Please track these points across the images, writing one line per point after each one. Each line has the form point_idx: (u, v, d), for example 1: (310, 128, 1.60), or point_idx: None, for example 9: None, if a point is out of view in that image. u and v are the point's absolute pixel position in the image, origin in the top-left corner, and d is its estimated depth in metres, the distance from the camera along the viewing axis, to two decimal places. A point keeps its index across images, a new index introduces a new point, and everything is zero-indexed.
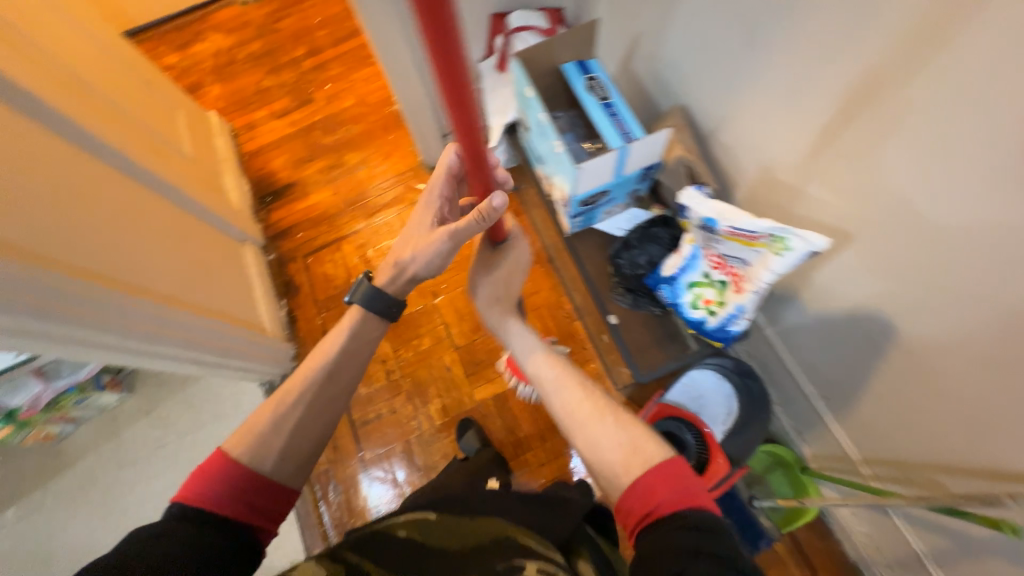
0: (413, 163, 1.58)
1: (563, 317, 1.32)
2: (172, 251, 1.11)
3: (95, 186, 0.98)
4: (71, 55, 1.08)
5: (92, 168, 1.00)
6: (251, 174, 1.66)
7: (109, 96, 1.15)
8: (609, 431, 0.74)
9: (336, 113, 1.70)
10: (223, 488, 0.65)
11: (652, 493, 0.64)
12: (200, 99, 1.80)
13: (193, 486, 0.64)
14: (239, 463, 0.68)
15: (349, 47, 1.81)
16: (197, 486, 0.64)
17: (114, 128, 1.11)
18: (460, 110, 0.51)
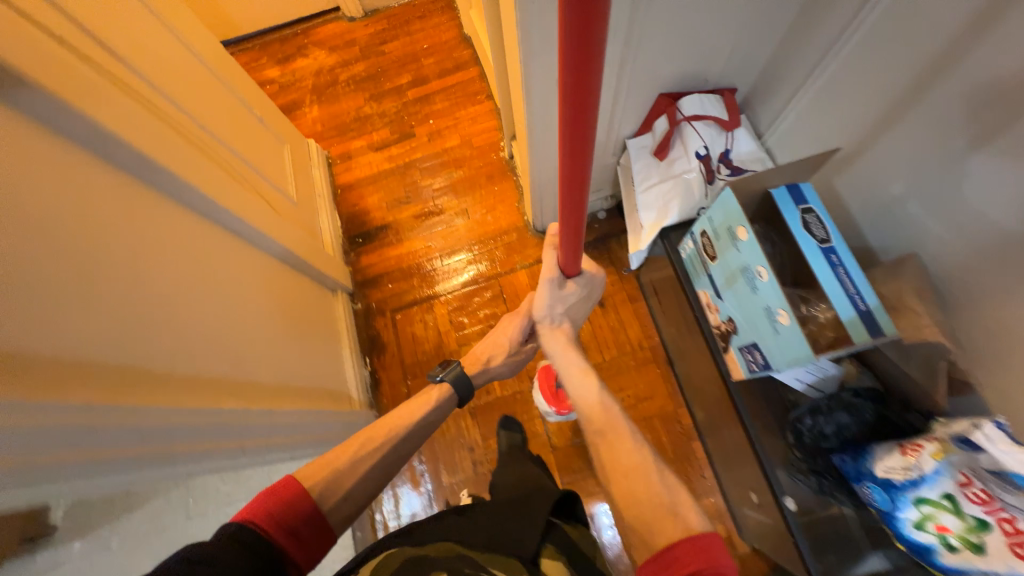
0: (518, 222, 1.45)
1: (676, 431, 1.17)
2: (278, 324, 0.99)
3: (216, 255, 0.86)
4: (197, 97, 0.99)
5: (215, 233, 0.89)
6: (344, 210, 1.56)
7: (228, 140, 1.06)
8: (655, 488, 0.66)
9: (438, 153, 1.59)
10: (287, 512, 0.65)
11: (714, 556, 0.55)
12: (298, 121, 1.71)
13: (266, 499, 0.64)
14: (308, 495, 0.68)
15: (456, 81, 1.68)
16: (268, 501, 0.64)
17: (234, 180, 1.01)
18: (574, 131, 0.46)
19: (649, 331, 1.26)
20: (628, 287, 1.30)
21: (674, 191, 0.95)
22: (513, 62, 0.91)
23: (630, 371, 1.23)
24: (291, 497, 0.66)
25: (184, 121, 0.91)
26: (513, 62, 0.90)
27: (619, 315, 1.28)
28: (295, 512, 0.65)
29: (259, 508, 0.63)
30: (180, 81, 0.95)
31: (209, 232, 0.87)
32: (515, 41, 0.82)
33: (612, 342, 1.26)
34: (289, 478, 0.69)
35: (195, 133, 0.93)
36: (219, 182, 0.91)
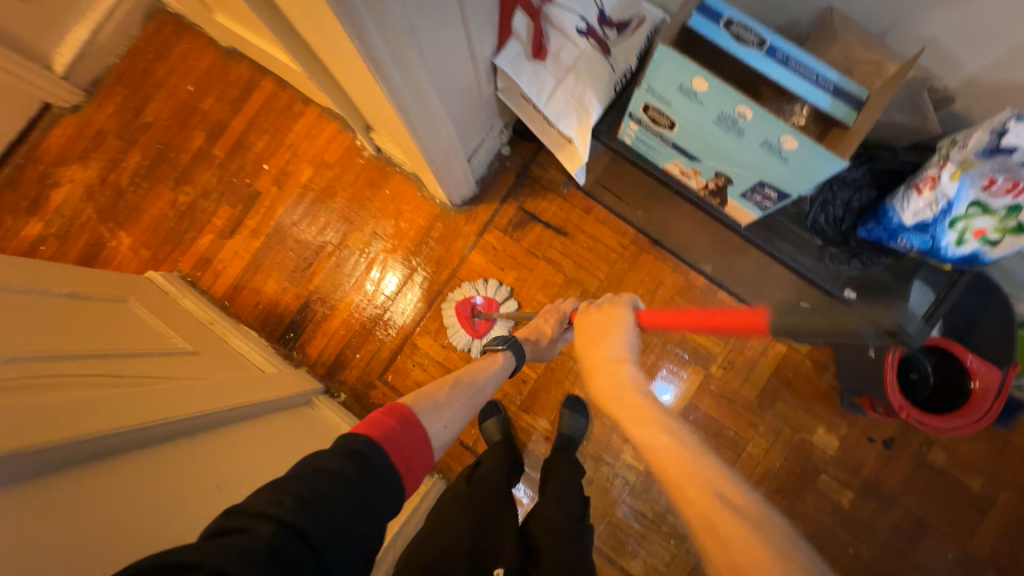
0: (435, 209, 1.27)
1: (699, 296, 1.17)
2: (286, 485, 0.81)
3: (155, 492, 0.65)
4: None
5: (132, 470, 0.67)
6: (249, 318, 1.28)
7: (51, 350, 0.77)
8: None
9: (300, 194, 1.31)
10: (401, 431, 0.69)
11: None
12: (115, 262, 1.32)
13: (380, 419, 0.69)
14: (415, 417, 0.73)
15: (257, 105, 1.35)
16: (382, 420, 0.69)
17: (101, 390, 0.74)
18: None
19: (621, 228, 1.21)
20: (577, 202, 1.22)
21: (580, 82, 0.83)
22: (329, 47, 0.69)
23: (630, 274, 1.19)
24: (404, 419, 0.70)
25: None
26: (329, 47, 0.68)
27: (586, 232, 1.21)
28: (404, 434, 0.69)
29: (375, 423, 0.68)
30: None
31: (123, 476, 0.65)
32: (318, 22, 0.61)
33: (598, 260, 1.20)
34: (397, 405, 0.73)
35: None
36: (80, 416, 0.66)
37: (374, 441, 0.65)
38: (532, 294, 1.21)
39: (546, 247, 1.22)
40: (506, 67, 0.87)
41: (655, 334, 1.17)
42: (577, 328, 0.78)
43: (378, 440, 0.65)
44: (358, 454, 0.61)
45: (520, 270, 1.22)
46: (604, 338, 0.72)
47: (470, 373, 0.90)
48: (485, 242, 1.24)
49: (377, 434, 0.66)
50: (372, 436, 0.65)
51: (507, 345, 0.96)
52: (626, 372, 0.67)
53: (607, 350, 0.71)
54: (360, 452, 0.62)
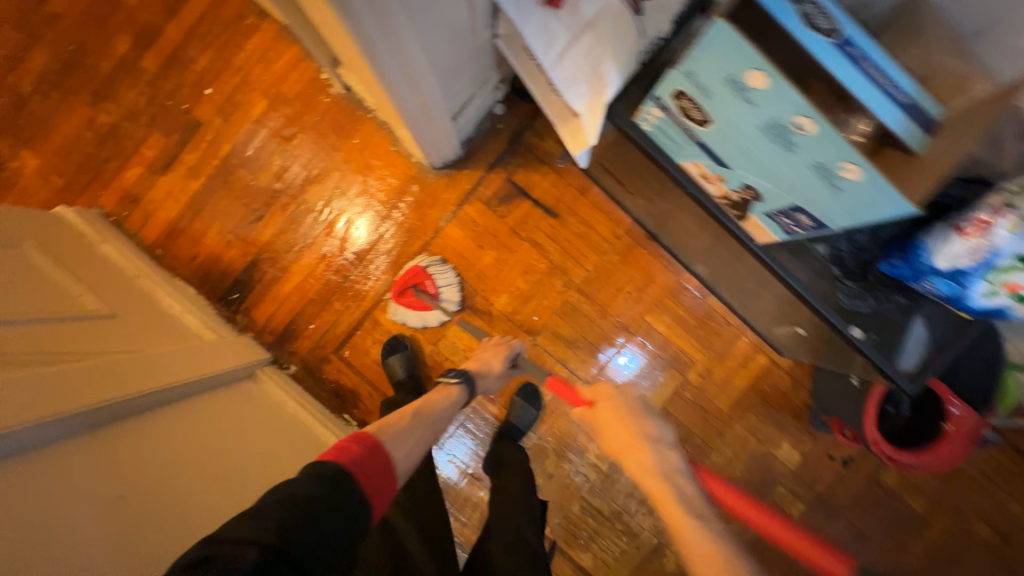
0: (411, 168, 1.10)
1: (689, 299, 1.10)
2: (231, 493, 0.70)
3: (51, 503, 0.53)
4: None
5: (17, 482, 0.52)
6: (187, 272, 1.12)
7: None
8: None
9: (251, 132, 1.11)
10: (370, 460, 0.61)
11: None
12: (18, 187, 1.10)
13: (349, 448, 0.61)
14: (379, 443, 0.65)
15: (199, 10, 1.09)
16: (349, 447, 0.61)
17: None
18: None
19: (617, 216, 1.09)
20: (572, 181, 1.09)
21: (600, 46, 0.67)
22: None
23: (620, 269, 1.09)
24: (370, 445, 0.63)
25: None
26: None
27: (578, 216, 1.09)
28: (372, 462, 0.61)
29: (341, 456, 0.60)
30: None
31: (5, 487, 0.51)
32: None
33: (587, 249, 1.09)
34: (363, 433, 0.65)
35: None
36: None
37: (345, 467, 0.58)
38: (511, 279, 1.10)
39: (532, 228, 1.09)
40: (506, 7, 0.67)
41: (636, 334, 1.10)
42: (603, 415, 0.71)
43: (348, 467, 0.59)
44: (330, 482, 0.55)
45: (501, 250, 1.09)
46: (632, 421, 0.69)
47: (427, 409, 0.79)
48: (464, 215, 1.09)
49: (345, 459, 0.59)
50: (339, 461, 0.58)
51: (461, 377, 0.88)
52: (651, 458, 0.65)
53: (644, 434, 0.67)
54: (330, 479, 0.56)
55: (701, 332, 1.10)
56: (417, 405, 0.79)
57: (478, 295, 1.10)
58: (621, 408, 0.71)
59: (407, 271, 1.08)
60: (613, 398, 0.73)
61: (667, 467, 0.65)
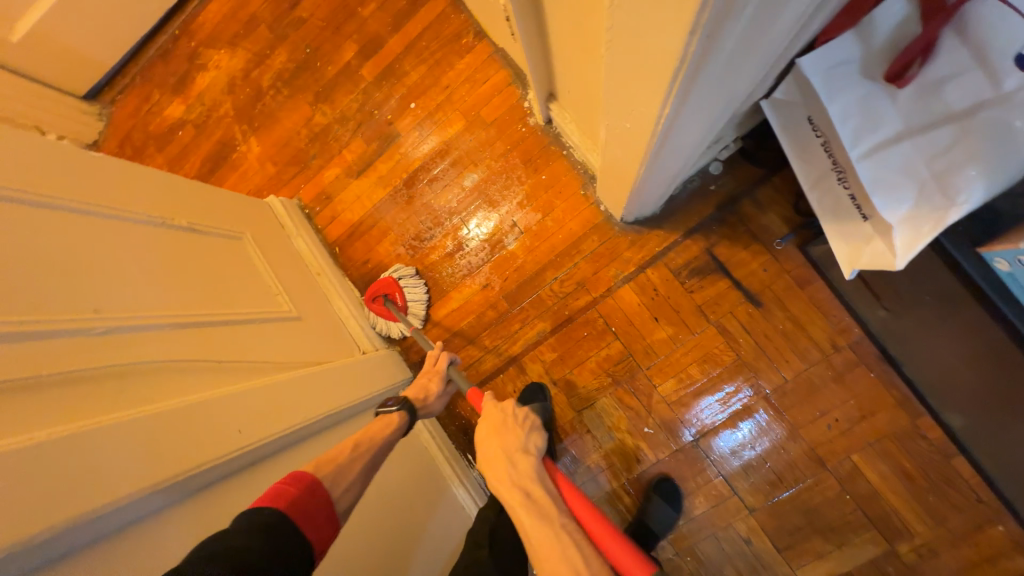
0: (596, 216, 0.99)
1: (923, 451, 0.83)
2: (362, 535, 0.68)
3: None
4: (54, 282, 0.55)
5: (214, 520, 0.53)
6: (356, 275, 1.15)
7: (144, 314, 0.62)
8: None
9: (441, 150, 1.10)
10: (314, 501, 0.52)
11: None
12: (241, 168, 1.23)
13: (286, 489, 0.52)
14: (323, 486, 0.54)
15: (422, 26, 1.10)
16: (286, 487, 0.52)
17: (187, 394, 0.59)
18: None
19: (841, 322, 0.87)
20: (790, 268, 0.89)
21: (962, 148, 0.48)
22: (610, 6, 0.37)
23: (830, 387, 0.87)
24: (311, 484, 0.53)
25: (56, 368, 0.49)
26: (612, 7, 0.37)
27: (787, 311, 0.89)
28: (315, 501, 0.52)
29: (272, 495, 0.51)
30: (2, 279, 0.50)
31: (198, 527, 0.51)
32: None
33: (789, 353, 0.89)
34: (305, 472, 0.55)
35: (74, 372, 0.50)
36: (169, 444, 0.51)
37: (284, 513, 0.49)
38: (684, 364, 0.94)
39: (725, 314, 0.92)
40: (815, 77, 0.55)
41: (832, 471, 0.87)
42: (484, 430, 0.60)
43: (291, 510, 0.50)
44: (267, 534, 0.46)
45: (679, 329, 0.94)
46: (503, 437, 0.58)
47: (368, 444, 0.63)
48: (645, 279, 0.96)
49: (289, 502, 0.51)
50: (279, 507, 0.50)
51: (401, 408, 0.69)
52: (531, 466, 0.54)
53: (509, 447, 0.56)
54: (269, 525, 0.47)
55: (932, 498, 0.83)
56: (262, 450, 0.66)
57: (641, 373, 0.96)
58: (499, 425, 0.59)
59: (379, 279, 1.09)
60: (495, 415, 0.61)
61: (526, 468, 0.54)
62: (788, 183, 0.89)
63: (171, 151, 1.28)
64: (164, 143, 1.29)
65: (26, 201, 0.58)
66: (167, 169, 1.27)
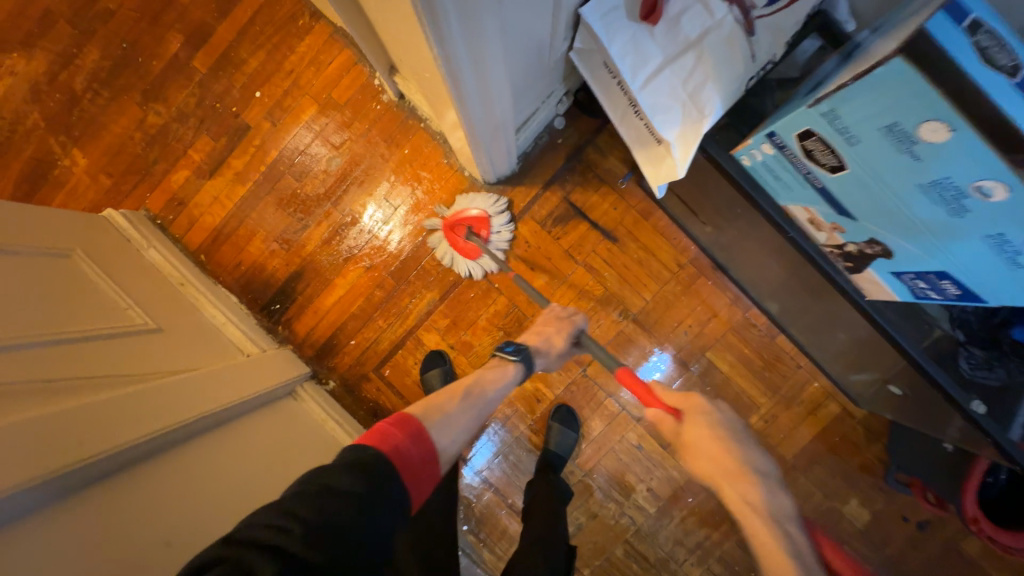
0: (462, 182, 1.04)
1: (756, 337, 1.01)
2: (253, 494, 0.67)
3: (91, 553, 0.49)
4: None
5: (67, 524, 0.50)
6: (230, 280, 1.09)
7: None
8: None
9: (299, 137, 1.07)
10: (414, 448, 0.55)
11: None
12: (68, 185, 1.09)
13: (390, 432, 0.54)
14: (426, 430, 0.58)
15: (252, 9, 1.05)
16: (392, 430, 0.55)
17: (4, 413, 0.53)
18: None
19: (681, 242, 1.01)
20: (633, 203, 1.01)
21: (702, 70, 0.59)
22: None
23: (681, 300, 1.01)
24: (416, 432, 0.56)
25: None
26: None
27: (638, 241, 1.01)
28: (420, 450, 0.55)
29: (389, 440, 0.54)
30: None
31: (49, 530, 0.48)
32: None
33: (646, 276, 1.01)
34: (409, 415, 0.58)
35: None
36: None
37: (387, 455, 0.52)
38: (563, 305, 1.03)
39: (589, 253, 1.02)
40: (596, 24, 0.62)
41: (694, 369, 1.01)
42: (688, 429, 0.62)
43: (393, 456, 0.52)
44: (366, 471, 0.48)
45: (553, 274, 1.03)
46: (728, 441, 0.59)
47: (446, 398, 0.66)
48: (516, 234, 1.03)
49: (390, 447, 0.53)
50: (380, 448, 0.52)
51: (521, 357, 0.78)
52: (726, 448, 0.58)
53: (707, 417, 0.61)
54: (373, 471, 0.49)
55: (768, 373, 1.01)
56: (468, 384, 0.71)
57: (528, 321, 1.03)
58: (693, 413, 0.63)
59: (463, 211, 1.00)
60: (699, 408, 0.63)
61: (776, 508, 0.54)
62: None
63: None
64: None
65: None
66: None
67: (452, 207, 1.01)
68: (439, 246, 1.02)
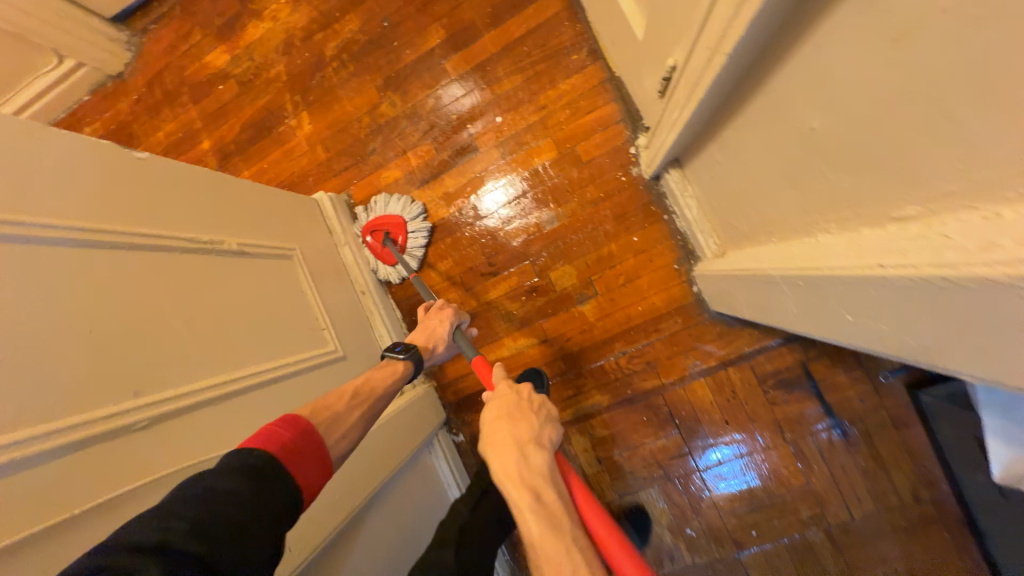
0: (683, 296, 0.89)
1: None
2: None
3: None
4: (106, 366, 0.46)
5: None
6: (401, 295, 1.04)
7: (194, 386, 0.52)
8: None
9: (522, 178, 0.96)
10: (309, 454, 0.47)
11: None
12: (285, 145, 1.08)
13: (277, 432, 0.46)
14: (315, 430, 0.49)
15: (528, 25, 0.94)
16: (278, 432, 0.46)
17: None
18: None
19: (930, 475, 0.80)
20: (888, 404, 0.81)
21: None
22: (992, 233, 0.25)
23: (899, 538, 0.81)
24: (304, 431, 0.48)
25: (94, 496, 0.41)
26: (984, 255, 0.25)
27: (872, 447, 0.82)
28: (311, 453, 0.47)
29: (267, 437, 0.46)
30: (39, 363, 0.41)
31: None
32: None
33: (864, 490, 0.82)
34: (296, 414, 0.49)
35: (111, 496, 0.41)
36: None
37: (272, 456, 0.44)
38: (744, 477, 0.86)
39: (804, 434, 0.84)
40: None
41: None
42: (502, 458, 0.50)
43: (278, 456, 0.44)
44: (245, 475, 0.41)
45: (748, 438, 0.86)
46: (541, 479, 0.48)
47: None
48: (723, 377, 0.87)
49: (280, 449, 0.45)
50: (270, 451, 0.44)
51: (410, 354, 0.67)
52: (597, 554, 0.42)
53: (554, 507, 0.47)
54: (252, 469, 0.42)
55: None
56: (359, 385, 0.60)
57: (695, 472, 0.89)
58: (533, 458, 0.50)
59: (380, 216, 0.99)
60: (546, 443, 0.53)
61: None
62: None
63: (208, 106, 1.12)
64: (201, 94, 1.13)
65: (50, 244, 0.46)
66: (200, 125, 1.12)
67: (372, 211, 1.01)
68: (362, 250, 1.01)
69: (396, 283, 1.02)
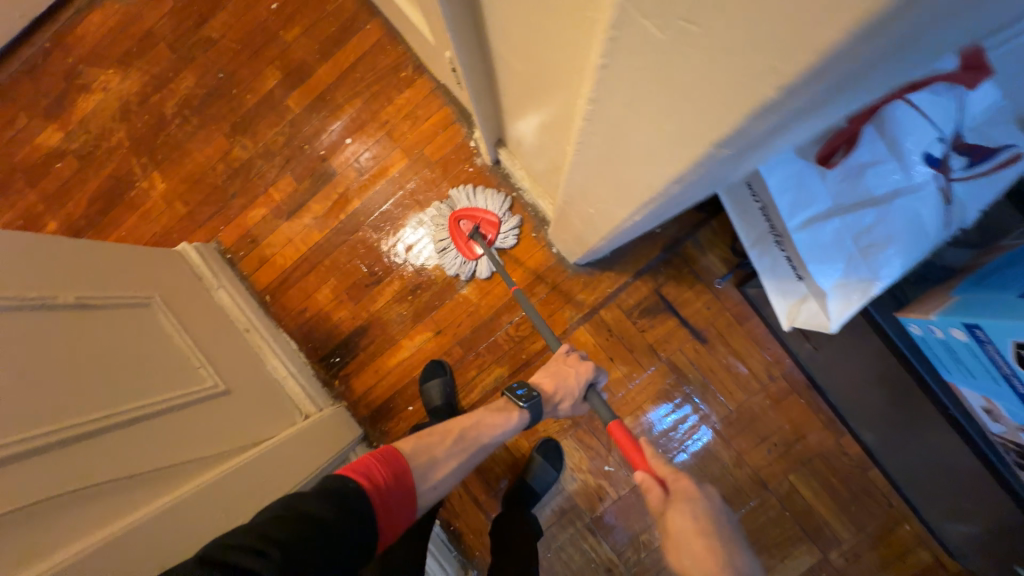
0: (546, 259, 0.99)
1: (844, 466, 0.93)
2: None
3: None
4: None
5: None
6: (292, 325, 1.04)
7: (32, 432, 0.50)
8: None
9: (383, 188, 1.02)
10: (393, 488, 0.56)
11: None
12: (140, 207, 1.06)
13: (374, 466, 0.57)
14: (407, 467, 0.60)
15: (355, 54, 1.03)
16: (373, 464, 0.57)
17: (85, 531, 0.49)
18: None
19: (776, 355, 0.94)
20: (729, 305, 0.95)
21: (883, 229, 0.53)
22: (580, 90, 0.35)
23: (769, 413, 0.94)
24: (396, 468, 0.58)
25: None
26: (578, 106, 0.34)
27: (728, 344, 0.95)
28: (396, 488, 0.57)
29: (363, 467, 0.56)
30: None
31: None
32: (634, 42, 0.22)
33: (733, 383, 0.95)
34: (391, 448, 0.61)
35: None
36: None
37: (361, 485, 0.54)
38: (640, 402, 0.96)
39: (675, 351, 0.96)
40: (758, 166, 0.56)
41: (770, 490, 0.93)
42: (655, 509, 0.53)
43: (371, 489, 0.54)
44: (338, 500, 0.50)
45: (634, 367, 0.97)
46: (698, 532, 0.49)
47: None
48: (599, 320, 0.97)
49: (369, 479, 0.55)
50: (361, 480, 0.54)
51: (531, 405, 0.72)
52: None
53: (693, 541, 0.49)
54: (343, 494, 0.51)
55: (855, 507, 0.92)
56: (465, 426, 0.69)
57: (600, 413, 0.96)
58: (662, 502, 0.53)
59: (474, 208, 0.96)
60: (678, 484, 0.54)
61: None
62: (724, 226, 0.95)
63: (48, 186, 1.08)
64: (36, 176, 1.08)
65: None
66: (41, 207, 1.07)
67: (463, 202, 0.98)
68: (440, 229, 0.98)
69: (464, 278, 1.00)
